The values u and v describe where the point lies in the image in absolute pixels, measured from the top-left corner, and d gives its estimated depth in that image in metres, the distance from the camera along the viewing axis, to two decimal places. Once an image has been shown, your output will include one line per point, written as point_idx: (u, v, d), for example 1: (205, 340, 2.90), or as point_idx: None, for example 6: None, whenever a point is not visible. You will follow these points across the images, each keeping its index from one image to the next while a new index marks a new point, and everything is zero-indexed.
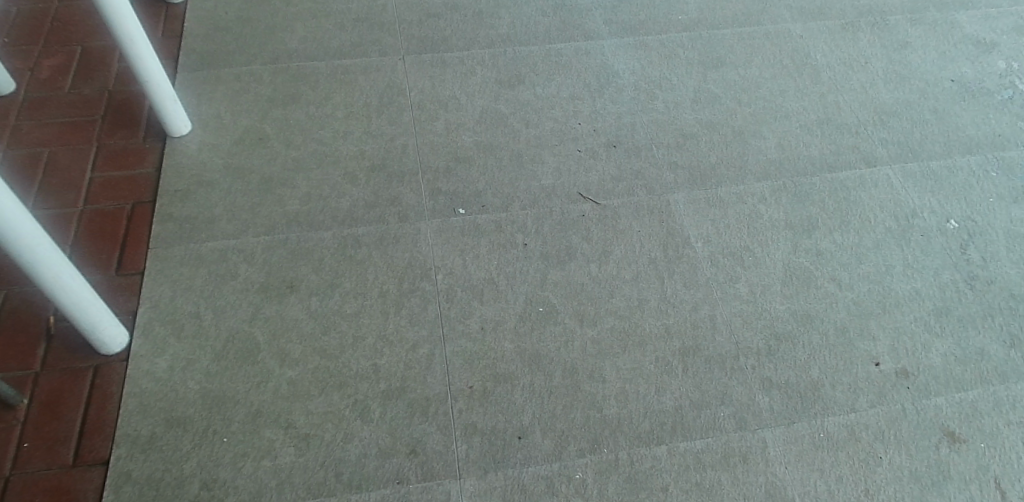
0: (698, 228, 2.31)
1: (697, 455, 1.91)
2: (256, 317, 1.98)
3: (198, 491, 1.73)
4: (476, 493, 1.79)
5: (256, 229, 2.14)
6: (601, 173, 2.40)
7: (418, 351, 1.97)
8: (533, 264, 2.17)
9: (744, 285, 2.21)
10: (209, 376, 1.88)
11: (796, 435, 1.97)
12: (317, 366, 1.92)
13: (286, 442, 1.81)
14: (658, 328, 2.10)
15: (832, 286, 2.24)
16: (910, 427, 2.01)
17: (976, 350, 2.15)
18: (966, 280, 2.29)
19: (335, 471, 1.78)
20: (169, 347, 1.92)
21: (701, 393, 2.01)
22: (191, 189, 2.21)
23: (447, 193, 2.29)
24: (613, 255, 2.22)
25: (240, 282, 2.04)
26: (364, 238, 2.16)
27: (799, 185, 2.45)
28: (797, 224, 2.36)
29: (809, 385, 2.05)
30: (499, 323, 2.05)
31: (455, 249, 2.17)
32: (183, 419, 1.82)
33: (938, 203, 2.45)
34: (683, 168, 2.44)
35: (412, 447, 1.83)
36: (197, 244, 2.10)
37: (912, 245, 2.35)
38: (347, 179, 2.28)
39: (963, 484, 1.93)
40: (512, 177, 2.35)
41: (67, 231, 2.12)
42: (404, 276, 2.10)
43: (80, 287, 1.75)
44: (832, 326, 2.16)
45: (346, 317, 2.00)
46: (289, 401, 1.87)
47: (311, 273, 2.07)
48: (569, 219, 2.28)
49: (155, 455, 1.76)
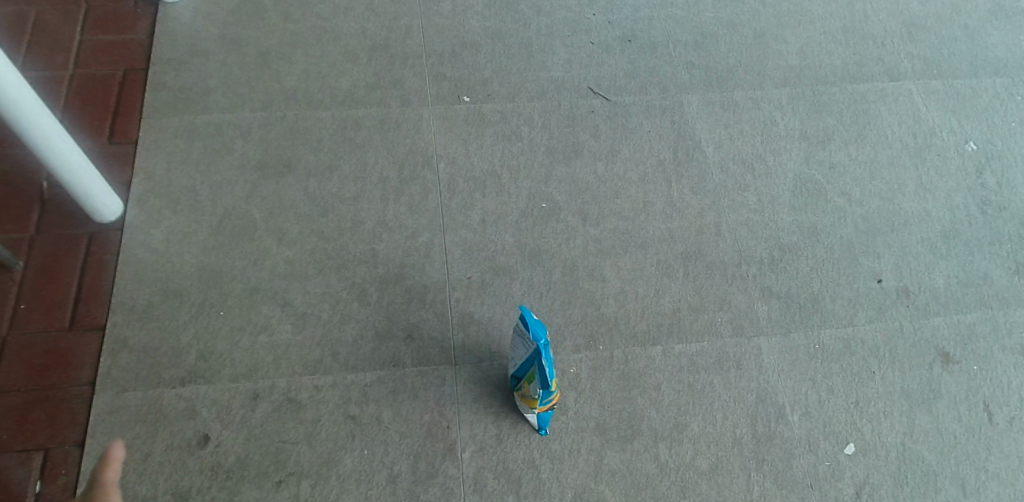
0: (710, 132, 2.25)
1: (692, 358, 1.92)
2: (254, 195, 1.95)
3: (194, 362, 1.74)
4: (471, 380, 1.81)
5: (254, 105, 2.08)
6: (614, 68, 2.31)
7: (418, 239, 1.95)
8: (538, 159, 2.12)
9: (753, 193, 2.16)
10: (205, 250, 1.86)
11: (792, 344, 1.97)
12: (315, 247, 1.90)
13: (283, 320, 1.81)
14: (661, 231, 2.07)
15: (842, 200, 2.19)
16: (905, 345, 2.01)
17: (980, 274, 2.13)
18: (977, 204, 2.24)
19: (332, 350, 1.79)
20: (165, 219, 1.89)
21: (700, 297, 1.99)
22: (186, 58, 2.14)
23: (452, 79, 2.21)
24: (621, 154, 2.17)
25: (236, 159, 1.99)
26: (365, 121, 2.10)
27: (819, 94, 2.37)
28: (812, 135, 2.29)
29: (808, 297, 2.04)
30: (501, 217, 2.01)
31: (459, 138, 2.11)
32: (179, 291, 1.81)
33: (959, 124, 2.38)
34: (699, 68, 2.36)
35: (409, 332, 1.83)
36: (192, 117, 2.04)
37: (927, 165, 2.29)
38: (348, 57, 2.20)
39: (953, 403, 1.95)
40: (521, 67, 2.27)
41: (57, 94, 2.06)
42: (405, 163, 2.05)
43: (72, 151, 1.70)
44: (838, 240, 2.13)
45: (344, 201, 1.97)
46: (286, 280, 1.85)
47: (310, 153, 2.03)
48: (578, 114, 2.21)
49: (151, 324, 1.77)
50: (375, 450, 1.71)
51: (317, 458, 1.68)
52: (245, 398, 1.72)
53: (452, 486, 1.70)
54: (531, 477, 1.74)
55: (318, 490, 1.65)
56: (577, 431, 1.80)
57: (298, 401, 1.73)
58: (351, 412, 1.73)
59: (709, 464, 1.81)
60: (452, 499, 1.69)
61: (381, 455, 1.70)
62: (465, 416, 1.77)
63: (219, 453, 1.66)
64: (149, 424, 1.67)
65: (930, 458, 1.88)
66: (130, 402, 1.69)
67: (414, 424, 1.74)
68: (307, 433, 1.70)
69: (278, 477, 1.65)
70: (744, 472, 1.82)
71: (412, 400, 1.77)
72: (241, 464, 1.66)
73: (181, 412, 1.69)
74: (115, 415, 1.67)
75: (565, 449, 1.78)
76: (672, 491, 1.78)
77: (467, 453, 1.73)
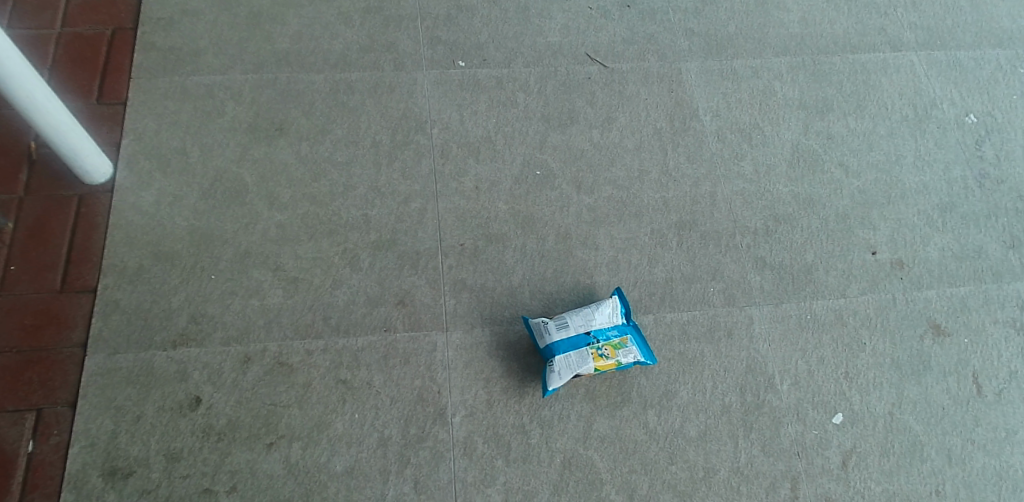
0: (708, 101, 2.23)
1: (683, 326, 1.93)
2: (245, 158, 1.94)
3: (186, 325, 1.74)
4: (462, 347, 1.81)
5: (245, 66, 2.06)
6: (612, 34, 2.28)
7: (411, 205, 1.94)
8: (533, 126, 2.10)
9: (750, 163, 2.15)
10: (196, 213, 1.86)
11: (784, 315, 1.98)
12: (307, 212, 1.89)
13: (274, 284, 1.81)
14: (656, 200, 2.06)
15: (839, 172, 2.18)
16: (897, 317, 2.01)
17: (976, 247, 2.12)
18: (976, 177, 2.23)
19: (323, 315, 1.79)
20: (155, 181, 1.88)
21: (693, 267, 1.99)
22: (175, 18, 2.10)
23: (446, 43, 2.18)
24: (617, 122, 2.15)
25: (227, 121, 1.98)
26: (358, 84, 2.07)
27: (819, 64, 2.34)
28: (811, 105, 2.27)
29: (802, 268, 2.04)
30: (495, 184, 2.00)
31: (453, 103, 2.09)
32: (170, 254, 1.81)
33: (960, 96, 2.35)
34: (699, 35, 2.33)
35: (401, 298, 1.84)
36: (182, 78, 2.02)
37: (926, 137, 2.27)
38: (341, 19, 2.16)
39: (942, 376, 1.96)
40: (518, 31, 2.24)
41: (45, 53, 2.03)
42: (399, 128, 2.03)
43: (58, 110, 1.68)
44: (833, 212, 2.12)
45: (336, 166, 1.96)
46: (278, 244, 1.85)
47: (302, 117, 2.01)
48: (574, 81, 2.19)
49: (142, 287, 1.77)
50: (366, 414, 1.72)
51: (308, 421, 1.70)
52: (236, 361, 1.72)
53: (442, 450, 1.72)
54: (521, 442, 1.75)
55: (309, 453, 1.67)
56: (567, 397, 1.81)
57: (289, 365, 1.74)
58: (342, 376, 1.74)
59: (697, 432, 1.83)
60: (442, 463, 1.71)
61: (371, 419, 1.72)
62: (456, 382, 1.78)
63: (211, 415, 1.67)
64: (140, 386, 1.68)
65: (917, 429, 1.90)
66: (121, 364, 1.69)
67: (405, 389, 1.75)
68: (298, 396, 1.71)
69: (270, 440, 1.67)
70: (732, 440, 1.84)
71: (403, 365, 1.77)
72: (233, 426, 1.67)
73: (172, 374, 1.70)
74: (107, 376, 1.68)
75: (555, 415, 1.79)
76: (660, 458, 1.79)
77: (457, 418, 1.75)
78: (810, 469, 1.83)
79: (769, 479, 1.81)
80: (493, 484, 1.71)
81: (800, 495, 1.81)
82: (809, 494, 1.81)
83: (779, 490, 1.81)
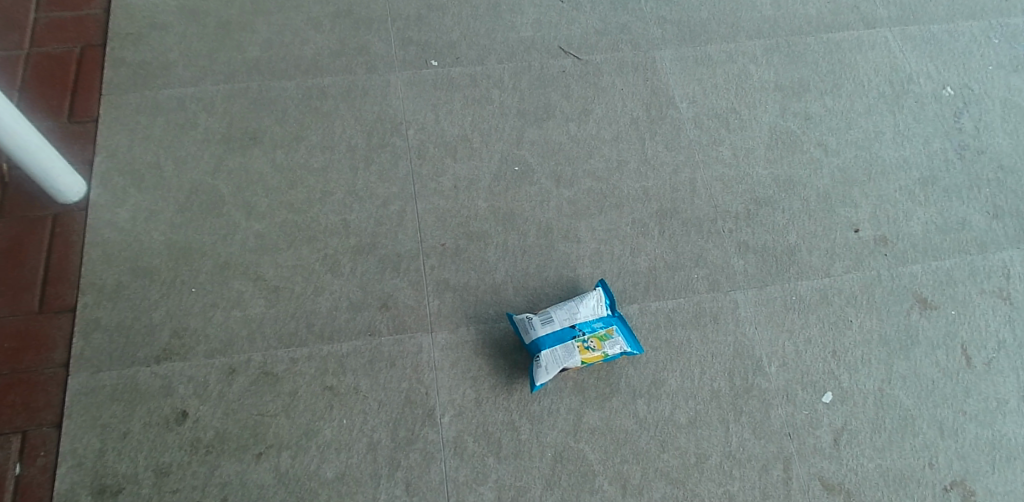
0: (683, 88, 2.23)
1: (669, 314, 1.93)
2: (220, 169, 1.93)
3: (169, 340, 1.74)
4: (448, 346, 1.81)
5: (216, 77, 2.05)
6: (585, 26, 2.28)
7: (390, 208, 1.93)
8: (509, 122, 2.10)
9: (728, 148, 2.15)
10: (174, 227, 1.85)
11: (768, 297, 1.98)
12: (285, 220, 1.89)
13: (256, 294, 1.80)
14: (636, 190, 2.06)
15: (818, 151, 2.18)
16: (883, 293, 2.02)
17: (958, 219, 2.13)
18: (955, 149, 2.23)
19: (307, 322, 1.79)
20: (131, 197, 1.88)
21: (676, 255, 2.00)
22: (143, 32, 2.09)
23: (418, 43, 2.17)
24: (594, 114, 2.15)
25: (201, 133, 1.97)
26: (331, 89, 2.07)
27: (793, 45, 2.34)
28: (787, 86, 2.27)
29: (784, 250, 2.04)
30: (473, 182, 2.00)
31: (428, 103, 2.09)
32: (149, 269, 1.80)
33: (936, 69, 2.36)
34: (671, 23, 2.33)
35: (384, 301, 1.83)
36: (153, 92, 2.01)
37: (904, 112, 2.27)
38: (311, 25, 2.16)
39: (930, 349, 1.96)
40: (490, 28, 2.23)
41: (14, 74, 2.02)
42: (374, 131, 2.03)
43: (27, 131, 1.67)
44: (813, 192, 2.12)
45: (312, 172, 1.95)
46: (258, 254, 1.85)
47: (276, 125, 2.00)
48: (549, 74, 2.18)
49: (122, 303, 1.77)
50: (354, 419, 1.72)
51: (296, 429, 1.70)
52: (221, 373, 1.72)
53: (432, 451, 1.72)
54: (511, 438, 1.75)
55: (298, 461, 1.67)
56: (555, 391, 1.81)
57: (274, 374, 1.74)
58: (328, 383, 1.74)
59: (687, 418, 1.83)
60: (433, 463, 1.71)
61: (360, 424, 1.72)
62: (443, 382, 1.78)
63: (198, 428, 1.67)
64: (125, 403, 1.68)
65: (908, 403, 1.90)
66: (105, 382, 1.69)
67: (393, 392, 1.75)
68: (285, 405, 1.71)
69: (258, 450, 1.67)
70: (723, 425, 1.84)
71: (390, 368, 1.77)
72: (221, 438, 1.67)
73: (157, 390, 1.70)
74: (91, 395, 1.68)
75: (544, 410, 1.79)
76: (651, 446, 1.80)
77: (446, 418, 1.75)
78: (802, 449, 1.84)
79: (761, 462, 1.82)
80: (485, 482, 1.71)
81: (794, 476, 1.81)
82: (802, 474, 1.82)
83: (773, 471, 1.81)
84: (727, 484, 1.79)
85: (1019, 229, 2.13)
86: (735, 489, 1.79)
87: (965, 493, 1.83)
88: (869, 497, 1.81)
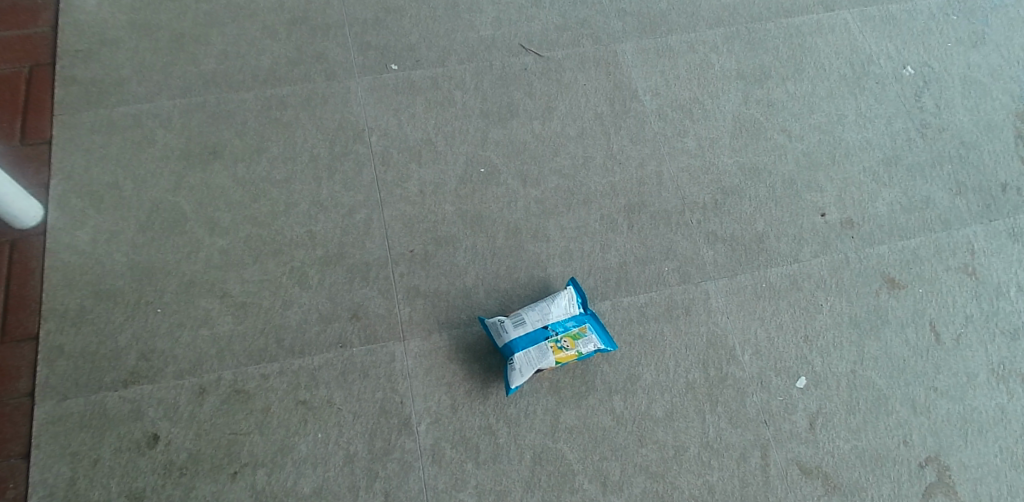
0: (646, 80, 2.22)
1: (641, 309, 1.93)
2: (181, 186, 1.90)
3: (136, 362, 1.72)
4: (421, 354, 1.80)
5: (172, 91, 2.01)
6: (545, 22, 2.26)
7: (356, 216, 1.92)
8: (473, 123, 2.08)
9: (693, 139, 2.15)
10: (136, 247, 1.83)
11: (739, 286, 1.99)
12: (250, 235, 1.86)
13: (223, 311, 1.78)
14: (603, 186, 2.06)
15: (782, 137, 2.19)
16: (852, 276, 2.04)
17: (923, 198, 2.15)
18: (917, 128, 2.25)
19: (276, 337, 1.77)
20: (90, 219, 1.85)
21: (646, 249, 2.00)
22: (94, 48, 2.05)
23: (377, 47, 2.15)
24: (558, 111, 2.14)
25: (158, 150, 1.94)
26: (290, 98, 2.04)
27: (753, 32, 2.34)
28: (748, 74, 2.27)
29: (753, 238, 2.05)
30: (439, 186, 1.98)
31: (389, 108, 2.07)
32: (112, 292, 1.78)
33: (895, 49, 2.37)
34: (631, 14, 2.31)
35: (354, 311, 1.82)
36: (107, 110, 1.97)
37: (865, 93, 2.29)
38: (267, 33, 2.12)
39: (900, 328, 1.99)
40: (449, 28, 2.21)
41: None
42: (336, 139, 2.00)
43: None
44: (779, 178, 2.13)
45: (275, 184, 1.93)
46: (223, 270, 1.82)
47: (235, 137, 1.97)
48: (511, 73, 2.17)
49: (87, 328, 1.74)
50: (329, 432, 1.71)
51: (270, 446, 1.69)
52: (191, 394, 1.71)
53: (410, 460, 1.72)
54: (489, 442, 1.75)
55: (274, 478, 1.67)
56: (532, 392, 1.81)
57: (245, 392, 1.72)
58: (301, 397, 1.73)
59: (664, 411, 1.84)
60: (411, 472, 1.71)
61: (335, 438, 1.71)
62: (418, 389, 1.77)
63: (170, 451, 1.66)
64: (95, 429, 1.67)
65: (880, 383, 1.93)
66: (73, 409, 1.68)
67: (367, 403, 1.75)
68: (258, 422, 1.70)
69: (233, 469, 1.66)
70: (700, 416, 1.85)
71: (363, 379, 1.76)
72: (194, 460, 1.66)
73: (126, 414, 1.68)
74: (59, 423, 1.66)
75: (521, 412, 1.79)
76: (630, 441, 1.81)
77: (422, 426, 1.74)
78: (779, 435, 1.86)
79: (739, 450, 1.83)
80: (464, 488, 1.71)
81: (772, 462, 1.83)
82: (780, 460, 1.84)
83: (751, 459, 1.83)
84: (706, 475, 1.80)
85: (983, 204, 2.16)
86: (714, 479, 1.80)
87: (940, 469, 1.86)
88: (846, 479, 1.83)
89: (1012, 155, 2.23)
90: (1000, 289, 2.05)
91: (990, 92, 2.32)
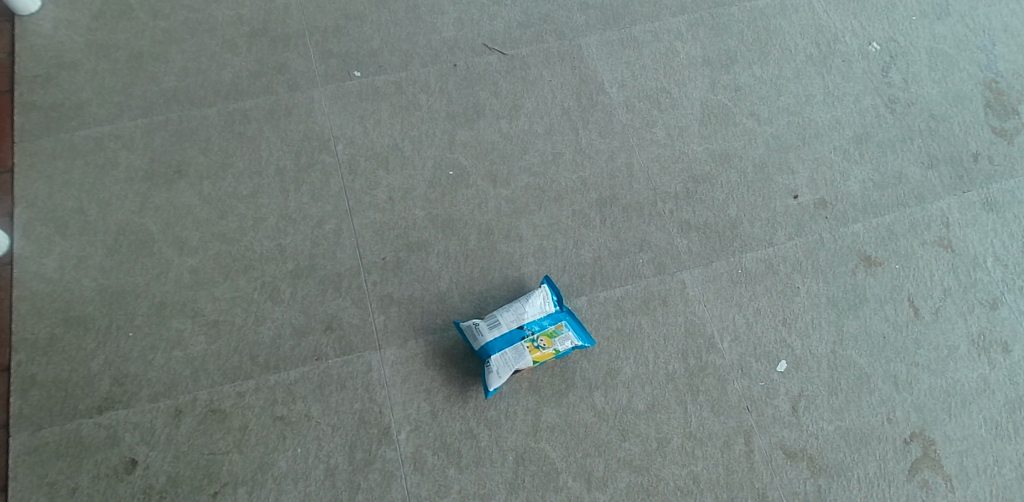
0: (612, 72, 2.21)
1: (618, 302, 1.93)
2: (146, 207, 1.89)
3: (110, 388, 1.71)
4: (398, 361, 1.80)
5: (132, 112, 1.99)
6: (507, 20, 2.25)
7: (325, 226, 1.91)
8: (440, 125, 2.07)
9: (661, 129, 2.15)
10: (103, 272, 1.81)
11: (715, 273, 1.99)
12: (219, 252, 1.85)
13: (195, 331, 1.77)
14: (573, 181, 2.05)
15: (751, 122, 2.19)
16: (827, 256, 2.04)
17: (895, 174, 2.16)
18: (886, 104, 2.25)
19: (250, 354, 1.76)
20: (56, 245, 1.83)
21: (620, 242, 2.00)
22: (52, 73, 2.02)
23: (339, 54, 2.13)
24: (525, 108, 2.13)
25: (122, 172, 1.92)
26: (254, 112, 2.02)
27: (717, 17, 2.33)
28: (715, 60, 2.27)
29: (726, 224, 2.05)
30: (408, 191, 1.97)
31: (354, 116, 2.05)
32: (82, 318, 1.77)
33: (860, 25, 2.37)
34: (594, 7, 2.30)
35: (328, 323, 1.81)
36: (67, 134, 1.95)
37: (833, 73, 2.29)
38: (226, 47, 2.10)
39: (878, 305, 1.99)
40: (410, 31, 2.19)
41: None
42: (302, 150, 1.99)
43: None
44: (750, 163, 2.13)
45: (242, 199, 1.91)
46: (193, 289, 1.81)
47: (199, 154, 1.96)
48: (475, 73, 2.16)
49: (58, 356, 1.73)
50: (308, 446, 1.71)
51: (249, 464, 1.68)
52: (167, 416, 1.70)
53: (392, 469, 1.71)
54: (470, 446, 1.75)
55: (256, 495, 1.67)
56: (511, 394, 1.81)
57: (222, 411, 1.72)
58: (278, 413, 1.73)
59: (645, 404, 1.85)
60: (393, 481, 1.71)
61: (315, 451, 1.71)
62: (396, 398, 1.77)
63: (149, 475, 1.66)
64: (71, 457, 1.66)
65: (861, 362, 1.94)
66: (48, 439, 1.67)
67: (345, 414, 1.74)
68: (236, 441, 1.70)
69: (213, 489, 1.66)
70: (682, 406, 1.85)
71: (340, 391, 1.76)
72: (174, 482, 1.66)
73: (103, 440, 1.67)
74: (35, 454, 1.65)
75: (501, 414, 1.79)
76: (612, 436, 1.81)
77: (402, 434, 1.74)
78: (761, 420, 1.86)
79: (722, 438, 1.84)
80: (448, 493, 1.71)
81: (755, 447, 1.84)
82: (764, 445, 1.84)
83: (734, 446, 1.84)
84: (691, 465, 1.81)
85: (955, 176, 2.16)
86: (699, 468, 1.81)
87: (925, 443, 1.87)
88: (830, 460, 1.84)
89: (982, 125, 2.24)
90: (976, 260, 2.06)
91: (957, 63, 2.32)
